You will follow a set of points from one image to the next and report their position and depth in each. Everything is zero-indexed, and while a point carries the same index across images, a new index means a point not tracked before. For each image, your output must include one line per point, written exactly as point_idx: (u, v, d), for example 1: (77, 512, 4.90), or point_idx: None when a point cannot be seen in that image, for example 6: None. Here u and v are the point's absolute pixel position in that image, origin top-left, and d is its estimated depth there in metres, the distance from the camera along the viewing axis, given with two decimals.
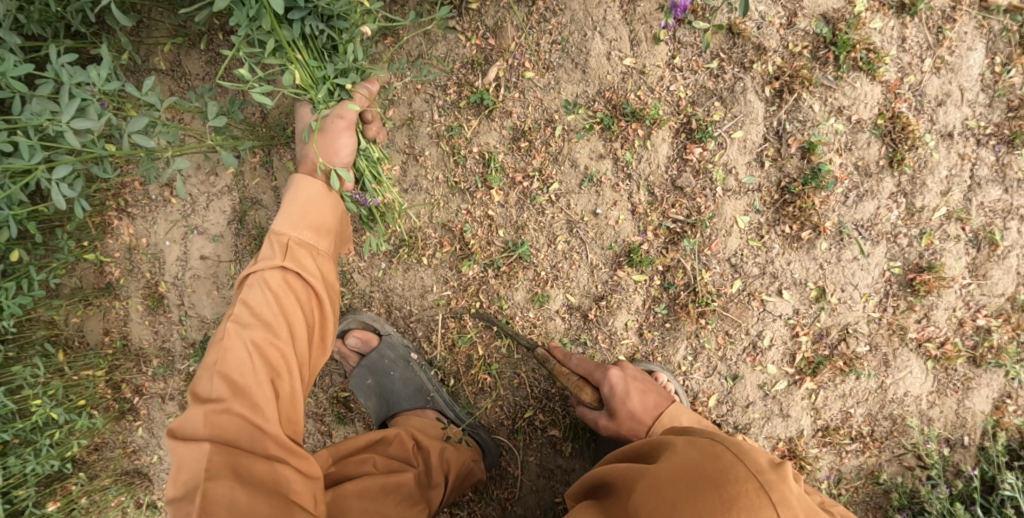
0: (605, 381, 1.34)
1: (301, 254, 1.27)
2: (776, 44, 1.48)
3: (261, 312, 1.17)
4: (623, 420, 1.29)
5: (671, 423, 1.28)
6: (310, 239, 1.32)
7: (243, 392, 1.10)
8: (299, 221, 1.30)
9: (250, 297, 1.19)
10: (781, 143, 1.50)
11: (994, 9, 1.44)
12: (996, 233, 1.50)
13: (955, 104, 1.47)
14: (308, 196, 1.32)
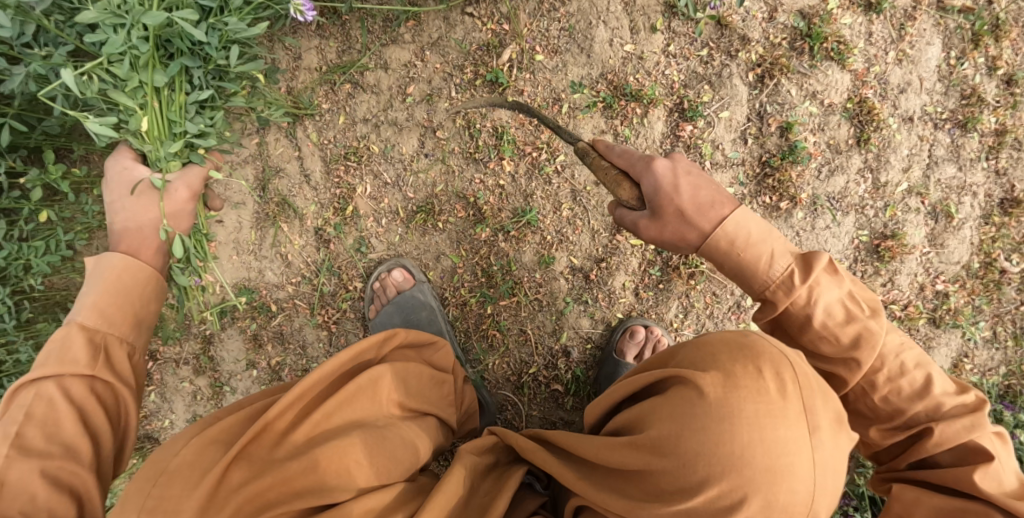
0: (647, 172, 1.13)
1: (111, 353, 1.10)
2: (759, 35, 1.66)
3: (56, 438, 0.98)
4: (668, 221, 1.11)
5: (732, 230, 1.08)
6: (121, 331, 1.14)
7: None
8: (109, 316, 1.13)
9: (41, 414, 0.99)
10: (763, 122, 1.68)
11: (949, 9, 1.65)
12: (951, 207, 1.69)
13: (915, 91, 1.67)
14: (120, 278, 1.17)
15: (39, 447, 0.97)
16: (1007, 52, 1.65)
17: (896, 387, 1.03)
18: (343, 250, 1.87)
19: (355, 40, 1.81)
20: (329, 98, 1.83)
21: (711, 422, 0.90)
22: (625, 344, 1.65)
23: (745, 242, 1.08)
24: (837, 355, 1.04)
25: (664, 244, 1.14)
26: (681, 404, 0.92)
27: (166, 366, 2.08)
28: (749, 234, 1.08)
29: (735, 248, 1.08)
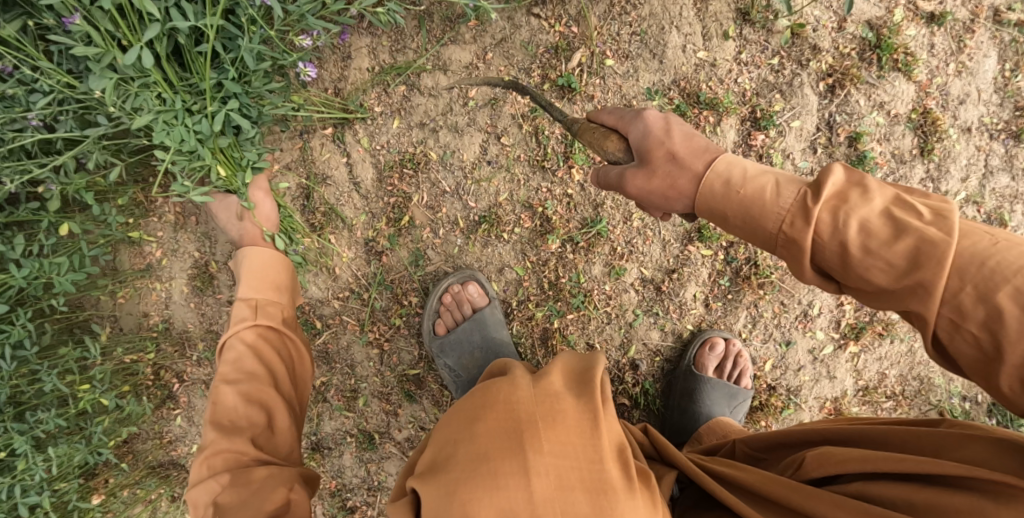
0: (636, 122, 1.05)
1: (270, 309, 1.45)
2: (829, 45, 1.66)
3: (240, 374, 1.33)
4: (658, 167, 1.00)
5: (728, 171, 0.96)
6: (273, 297, 1.48)
7: (234, 433, 1.26)
8: (266, 282, 1.48)
9: (230, 357, 1.36)
10: (832, 133, 1.68)
11: (1005, 22, 1.69)
12: (1005, 215, 1.74)
13: (974, 102, 1.70)
14: (261, 261, 1.50)
15: (233, 377, 1.33)
16: None
17: (996, 308, 0.74)
18: (397, 263, 1.77)
19: (410, 38, 1.70)
20: (382, 101, 1.72)
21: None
22: (704, 358, 1.67)
23: (747, 172, 0.95)
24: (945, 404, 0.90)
25: (652, 197, 1.01)
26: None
27: (195, 388, 1.96)
28: (745, 168, 0.96)
29: (731, 183, 0.95)
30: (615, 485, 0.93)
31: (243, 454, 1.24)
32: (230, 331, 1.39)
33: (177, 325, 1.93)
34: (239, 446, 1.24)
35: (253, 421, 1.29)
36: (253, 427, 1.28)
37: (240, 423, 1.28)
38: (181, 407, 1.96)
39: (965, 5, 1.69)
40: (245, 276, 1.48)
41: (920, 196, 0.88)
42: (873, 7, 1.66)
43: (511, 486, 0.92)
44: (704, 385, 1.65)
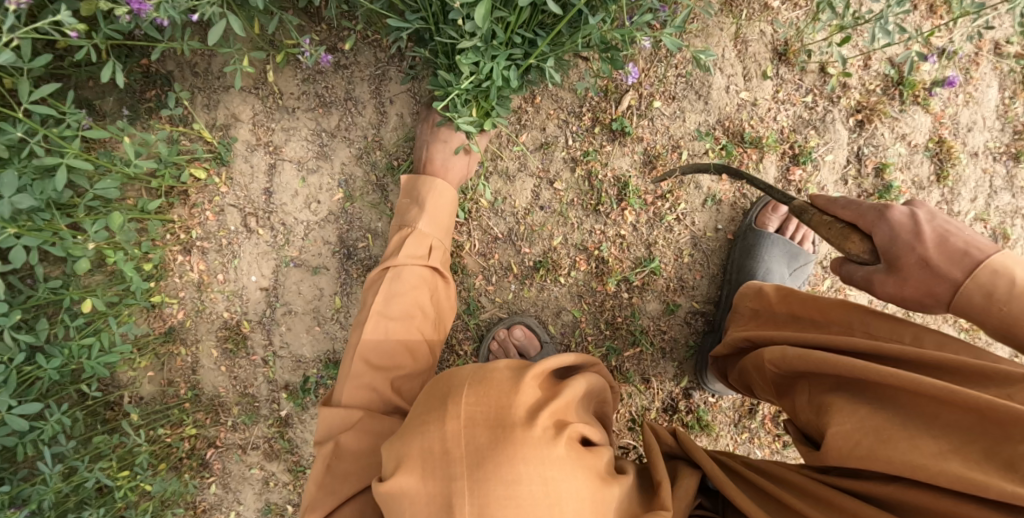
0: (881, 222, 1.02)
1: (437, 253, 1.39)
2: (857, 82, 1.76)
3: (396, 314, 1.26)
4: (911, 275, 1.00)
5: (990, 277, 0.95)
6: (442, 239, 1.43)
7: (381, 371, 1.21)
8: (439, 225, 1.43)
9: (391, 289, 1.28)
10: (861, 164, 1.77)
11: (1005, 55, 1.86)
12: (1008, 229, 1.91)
13: (980, 129, 1.86)
14: (441, 200, 1.44)
15: (390, 311, 1.26)
16: None
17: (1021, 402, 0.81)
18: None
19: None
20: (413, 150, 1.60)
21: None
22: (766, 217, 1.66)
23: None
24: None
25: (906, 303, 1.02)
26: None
27: (231, 454, 1.81)
28: (1016, 282, 0.93)
29: (995, 302, 0.94)
30: (515, 419, 0.92)
31: (372, 395, 1.19)
32: (398, 260, 1.32)
33: (206, 391, 1.80)
34: (379, 389, 1.19)
35: (404, 364, 1.23)
36: (400, 367, 1.23)
37: (390, 360, 1.22)
38: (214, 474, 1.81)
39: (969, 40, 1.84)
40: (427, 208, 1.42)
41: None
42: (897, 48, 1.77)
43: (428, 428, 0.92)
44: (764, 241, 1.62)
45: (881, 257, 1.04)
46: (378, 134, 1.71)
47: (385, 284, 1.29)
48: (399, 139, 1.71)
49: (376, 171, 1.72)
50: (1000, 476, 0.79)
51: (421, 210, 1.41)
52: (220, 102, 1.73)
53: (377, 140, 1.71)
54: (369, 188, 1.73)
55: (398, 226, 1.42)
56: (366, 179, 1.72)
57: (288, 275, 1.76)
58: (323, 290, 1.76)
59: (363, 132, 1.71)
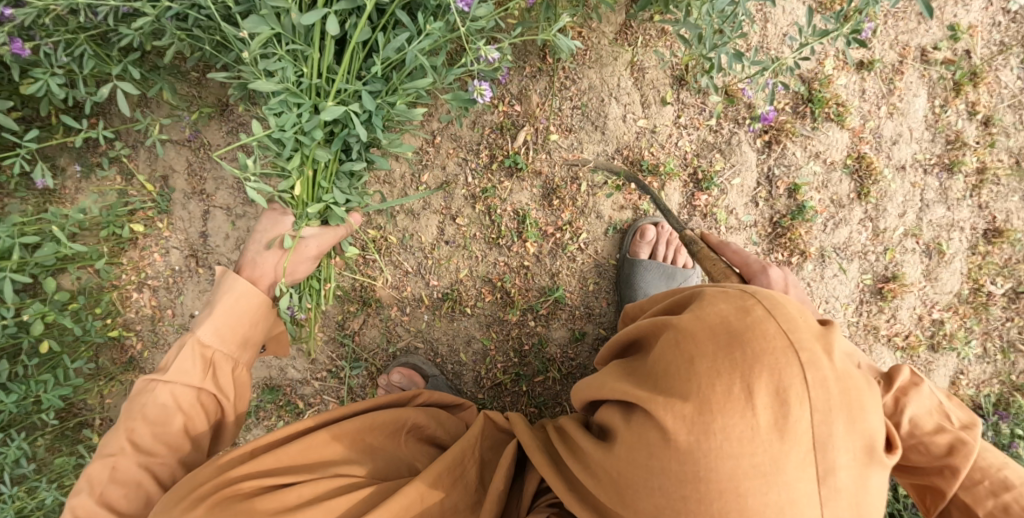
0: (761, 272, 1.30)
1: (221, 370, 1.23)
2: (764, 101, 1.72)
3: (151, 444, 1.15)
4: None
5: None
6: (232, 351, 1.25)
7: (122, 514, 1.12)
8: (229, 337, 1.24)
9: (150, 414, 1.15)
10: (772, 185, 1.74)
11: (932, 62, 1.79)
12: (942, 244, 1.86)
13: (906, 142, 1.80)
14: (229, 308, 1.24)
15: (141, 439, 1.14)
16: (984, 97, 1.83)
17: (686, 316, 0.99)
18: (370, 341, 1.85)
19: None
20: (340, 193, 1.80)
21: (672, 458, 0.89)
22: (638, 245, 1.69)
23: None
24: (931, 463, 1.03)
25: None
26: (711, 388, 0.88)
27: None
28: None
29: None
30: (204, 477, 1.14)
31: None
32: (163, 382, 1.17)
33: None
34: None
35: (144, 493, 1.14)
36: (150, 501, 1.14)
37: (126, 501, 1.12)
38: None
39: (892, 48, 1.78)
40: (215, 315, 1.23)
41: (919, 408, 1.04)
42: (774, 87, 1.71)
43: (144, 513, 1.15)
44: (638, 268, 1.67)
45: None
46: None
47: (139, 409, 1.15)
48: None
49: None
50: (631, 378, 1.00)
51: (206, 317, 1.23)
52: (160, 154, 1.90)
53: None
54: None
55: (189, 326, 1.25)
56: None
57: None
58: None
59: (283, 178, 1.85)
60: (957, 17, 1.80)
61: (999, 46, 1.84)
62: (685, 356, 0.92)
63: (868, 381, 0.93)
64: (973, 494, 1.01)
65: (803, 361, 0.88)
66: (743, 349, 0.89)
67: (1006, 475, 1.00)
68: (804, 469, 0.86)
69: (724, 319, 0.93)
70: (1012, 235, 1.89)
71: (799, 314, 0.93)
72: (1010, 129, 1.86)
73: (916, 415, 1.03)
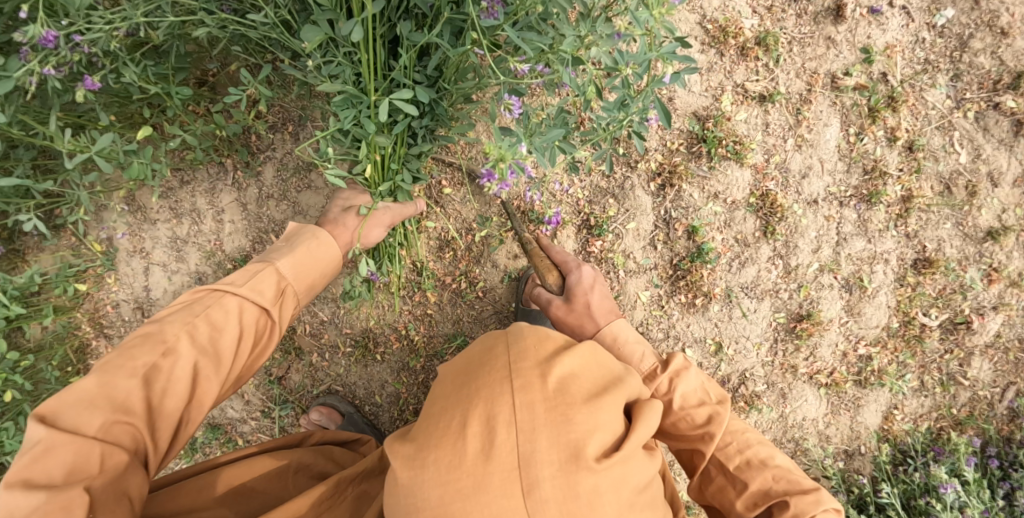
0: (574, 268, 1.46)
1: (286, 303, 1.20)
2: (657, 143, 1.68)
3: (207, 348, 1.03)
4: (576, 307, 1.41)
5: (619, 331, 1.37)
6: (297, 288, 1.23)
7: (139, 411, 0.94)
8: (300, 275, 1.24)
9: (218, 319, 1.06)
10: (669, 228, 1.71)
11: (844, 88, 1.70)
12: (864, 278, 1.78)
13: (817, 175, 1.72)
14: (310, 249, 1.28)
15: (203, 339, 1.03)
16: (904, 121, 1.73)
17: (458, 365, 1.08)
18: (297, 384, 1.96)
19: (271, 188, 1.91)
20: (256, 248, 1.94)
21: (397, 497, 0.92)
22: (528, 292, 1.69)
23: (621, 345, 1.35)
24: (694, 431, 1.19)
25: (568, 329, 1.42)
26: (441, 421, 0.95)
27: None
28: (630, 337, 1.36)
29: (616, 344, 1.36)
30: None
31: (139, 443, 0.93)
32: (236, 290, 1.11)
33: None
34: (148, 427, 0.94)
35: (147, 412, 0.94)
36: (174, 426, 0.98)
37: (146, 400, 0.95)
38: None
39: (799, 77, 1.69)
40: (293, 255, 1.24)
41: (688, 387, 1.24)
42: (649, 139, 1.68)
43: None
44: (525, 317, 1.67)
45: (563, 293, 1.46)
46: (219, 239, 1.96)
47: (203, 310, 1.06)
48: (236, 239, 1.95)
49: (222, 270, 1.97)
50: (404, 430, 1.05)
51: (281, 254, 1.24)
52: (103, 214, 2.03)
53: (218, 244, 1.97)
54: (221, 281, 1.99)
55: (259, 261, 1.23)
56: (218, 273, 1.99)
57: None
58: None
59: (208, 236, 1.97)
60: (871, 39, 1.69)
61: (922, 65, 1.72)
62: (429, 404, 1.00)
63: (595, 397, 0.96)
64: (725, 453, 1.17)
65: (516, 388, 0.94)
66: (472, 385, 0.97)
67: (748, 438, 1.19)
68: (513, 489, 0.88)
69: (467, 364, 1.03)
70: (943, 264, 1.79)
71: (532, 345, 1.00)
72: (938, 152, 1.75)
73: (686, 393, 1.23)
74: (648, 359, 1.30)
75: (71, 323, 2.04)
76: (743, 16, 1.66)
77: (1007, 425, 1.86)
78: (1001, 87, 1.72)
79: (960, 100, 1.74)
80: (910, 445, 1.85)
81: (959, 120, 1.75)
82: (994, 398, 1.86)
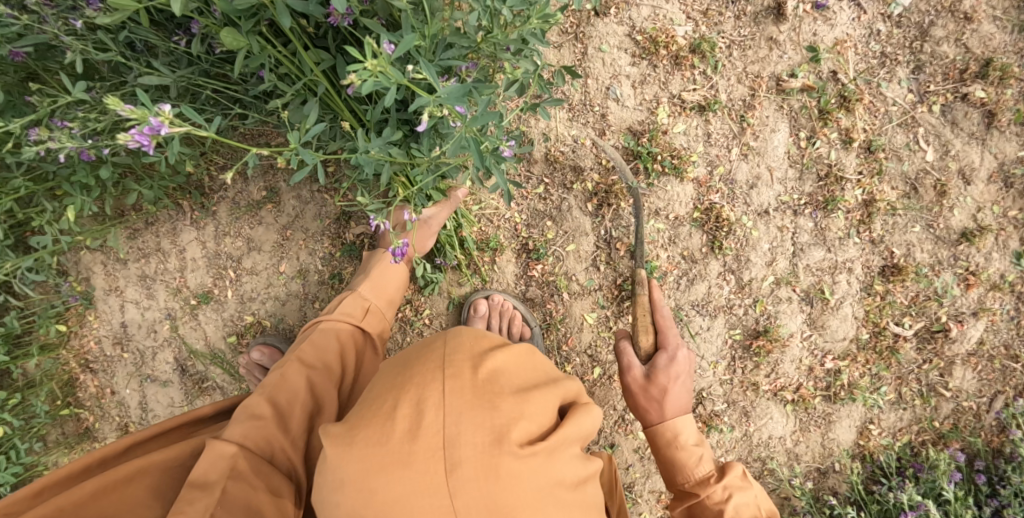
0: (670, 349, 1.25)
1: (375, 319, 1.40)
2: (592, 162, 1.63)
3: (317, 363, 1.23)
4: (653, 387, 1.22)
5: (682, 428, 1.20)
6: (382, 307, 1.43)
7: (283, 416, 1.13)
8: (382, 294, 1.44)
9: (319, 341, 1.28)
10: (610, 248, 1.66)
11: (791, 91, 1.61)
12: (825, 289, 1.68)
13: (767, 184, 1.63)
14: (387, 270, 1.47)
15: (314, 360, 1.23)
16: (861, 121, 1.63)
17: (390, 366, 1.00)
18: None
19: (227, 225, 1.94)
20: (217, 283, 1.98)
21: (319, 475, 0.82)
22: (470, 320, 1.65)
23: (680, 448, 1.19)
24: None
25: (631, 399, 1.25)
26: (372, 407, 0.85)
27: None
28: (697, 438, 1.20)
29: (677, 442, 1.19)
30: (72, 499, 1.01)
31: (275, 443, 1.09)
32: (328, 316, 1.33)
33: None
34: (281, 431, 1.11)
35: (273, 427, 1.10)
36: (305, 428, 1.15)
37: (285, 400, 1.15)
38: None
39: (741, 82, 1.61)
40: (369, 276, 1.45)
41: (743, 503, 1.11)
42: (585, 159, 1.63)
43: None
44: None
45: (647, 365, 1.26)
46: (183, 276, 2.00)
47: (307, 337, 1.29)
48: (199, 274, 1.99)
49: (190, 307, 2.01)
50: None
51: (364, 277, 1.45)
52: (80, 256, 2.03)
53: (183, 281, 2.00)
54: (189, 315, 2.02)
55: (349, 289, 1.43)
56: (186, 307, 2.01)
57: (149, 388, 2.07)
58: (175, 400, 2.06)
59: (176, 274, 2.00)
60: (817, 36, 1.61)
61: (879, 59, 1.62)
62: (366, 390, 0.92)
63: (526, 390, 0.89)
64: None
65: (447, 375, 0.86)
66: (404, 376, 0.88)
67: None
68: (437, 471, 0.78)
69: (405, 356, 0.94)
70: (913, 271, 1.67)
71: (468, 338, 0.94)
72: (901, 151, 1.64)
73: (738, 509, 1.10)
74: (705, 466, 1.17)
75: (57, 361, 2.03)
76: (676, 23, 1.59)
77: (997, 438, 1.72)
78: (969, 77, 1.61)
79: (923, 93, 1.63)
80: (887, 463, 1.73)
81: (925, 115, 1.63)
82: (981, 409, 1.72)
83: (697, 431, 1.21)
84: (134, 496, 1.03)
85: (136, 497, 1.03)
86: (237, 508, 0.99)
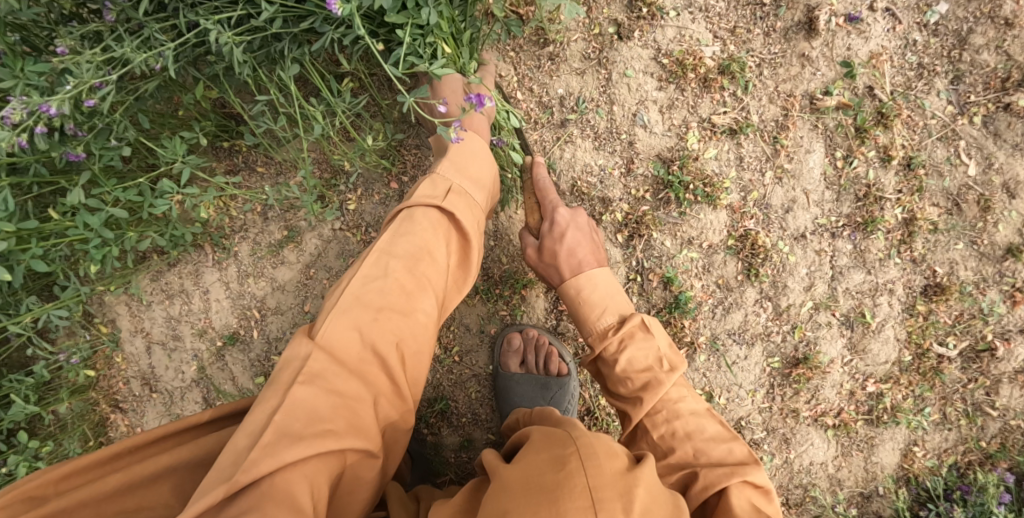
0: (559, 212, 1.39)
1: (458, 200, 1.26)
2: (620, 192, 1.57)
3: (401, 253, 1.16)
4: (548, 254, 1.36)
5: (584, 284, 1.29)
6: (469, 188, 1.30)
7: (368, 319, 1.08)
8: (464, 173, 1.30)
9: (403, 233, 1.18)
10: (643, 278, 1.59)
11: (825, 109, 1.54)
12: (866, 313, 1.62)
13: (803, 208, 1.57)
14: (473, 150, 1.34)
15: (396, 249, 1.16)
16: (899, 137, 1.56)
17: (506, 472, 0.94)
18: None
19: (249, 265, 1.85)
20: (243, 324, 1.87)
21: None
22: (505, 356, 1.62)
23: (583, 302, 1.28)
24: (631, 393, 1.15)
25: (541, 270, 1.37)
26: None
27: None
28: (585, 292, 1.28)
29: (580, 297, 1.28)
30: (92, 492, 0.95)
31: (357, 340, 1.06)
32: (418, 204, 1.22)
33: None
34: (366, 329, 1.07)
35: (357, 332, 1.07)
36: (390, 320, 1.10)
37: (374, 299, 1.10)
38: None
39: (773, 102, 1.54)
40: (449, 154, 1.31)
41: (636, 351, 1.17)
42: (614, 189, 1.57)
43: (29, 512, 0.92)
44: (510, 384, 1.60)
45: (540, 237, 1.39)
46: (208, 317, 1.88)
47: (400, 223, 1.20)
48: (222, 310, 1.87)
49: (216, 345, 1.88)
50: None
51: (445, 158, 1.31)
52: (102, 296, 1.88)
53: (208, 322, 1.88)
54: (216, 357, 1.89)
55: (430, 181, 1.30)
56: (211, 346, 1.88)
57: None
58: None
59: (199, 313, 1.88)
60: (852, 50, 1.54)
61: (916, 71, 1.55)
62: (501, 506, 0.86)
63: None
64: (652, 422, 1.12)
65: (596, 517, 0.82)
66: (547, 501, 0.84)
67: (680, 409, 1.11)
68: None
69: (538, 472, 0.89)
70: (957, 289, 1.61)
71: (607, 461, 0.90)
72: (942, 166, 1.58)
73: (631, 358, 1.17)
74: (609, 317, 1.24)
75: (87, 403, 1.87)
76: (702, 43, 1.53)
77: None
78: (1011, 86, 1.54)
79: (964, 104, 1.56)
80: (932, 486, 1.69)
81: (965, 128, 1.57)
82: None
83: (599, 288, 1.28)
84: (158, 492, 0.99)
85: (158, 498, 0.98)
86: (299, 479, 0.92)
